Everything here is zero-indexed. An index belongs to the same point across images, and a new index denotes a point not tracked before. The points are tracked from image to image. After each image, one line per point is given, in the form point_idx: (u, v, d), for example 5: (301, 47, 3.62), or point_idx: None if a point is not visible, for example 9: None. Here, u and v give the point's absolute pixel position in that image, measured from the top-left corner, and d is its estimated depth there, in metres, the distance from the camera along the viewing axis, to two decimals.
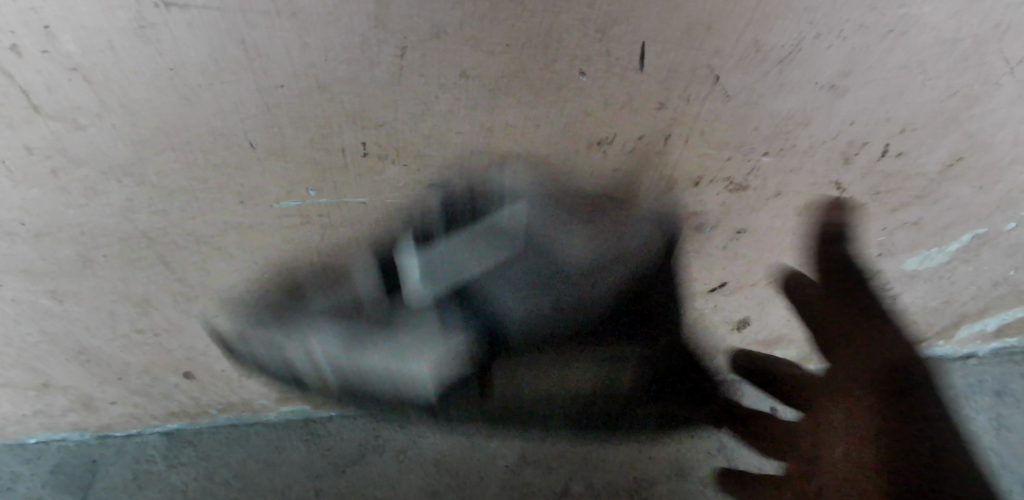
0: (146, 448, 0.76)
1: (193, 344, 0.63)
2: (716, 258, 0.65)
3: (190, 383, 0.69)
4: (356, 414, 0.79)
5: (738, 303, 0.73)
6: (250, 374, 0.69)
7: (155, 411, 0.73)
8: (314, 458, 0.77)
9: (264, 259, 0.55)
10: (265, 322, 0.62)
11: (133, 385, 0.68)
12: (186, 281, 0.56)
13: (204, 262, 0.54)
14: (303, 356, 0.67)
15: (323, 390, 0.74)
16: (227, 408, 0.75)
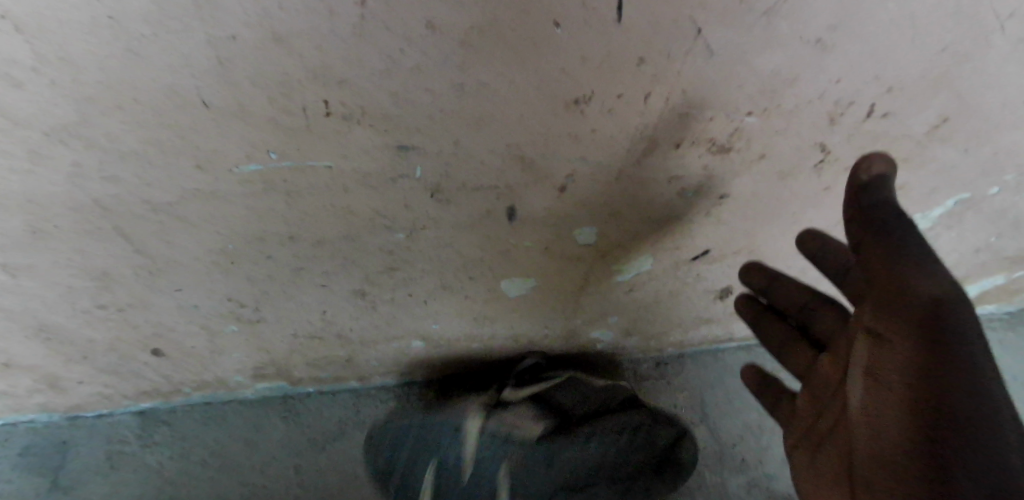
0: (119, 429, 0.74)
1: (159, 319, 0.61)
2: (698, 226, 0.64)
3: (160, 360, 0.67)
4: (335, 390, 0.79)
5: (723, 272, 0.72)
6: (223, 351, 0.67)
7: (125, 390, 0.71)
8: (293, 434, 0.76)
9: (230, 229, 0.52)
10: (234, 295, 0.59)
11: (100, 363, 0.65)
12: (146, 253, 0.53)
13: (165, 233, 0.51)
14: (278, 331, 0.65)
15: (300, 365, 0.73)
16: (202, 386, 0.73)
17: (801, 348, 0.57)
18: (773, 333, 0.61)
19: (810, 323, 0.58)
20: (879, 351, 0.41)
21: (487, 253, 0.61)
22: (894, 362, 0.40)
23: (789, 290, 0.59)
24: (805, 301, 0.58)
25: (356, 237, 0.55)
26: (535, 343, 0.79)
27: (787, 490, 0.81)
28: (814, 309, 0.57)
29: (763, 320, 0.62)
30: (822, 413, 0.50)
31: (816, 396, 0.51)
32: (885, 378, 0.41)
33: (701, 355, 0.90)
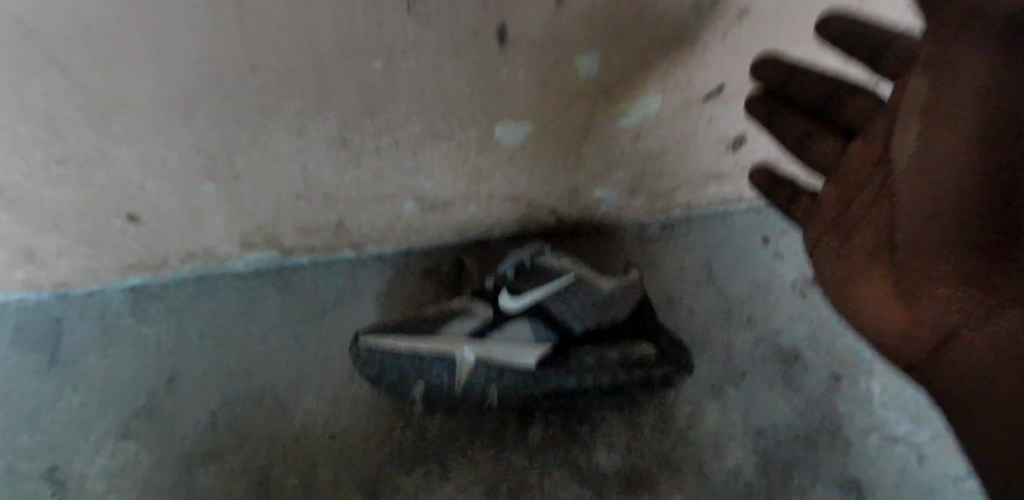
0: (111, 304, 0.75)
1: (126, 179, 0.57)
2: (711, 50, 0.57)
3: (137, 228, 0.64)
4: (331, 261, 0.79)
5: (738, 113, 0.67)
6: (202, 216, 0.64)
7: (110, 263, 0.70)
8: (290, 304, 0.76)
9: (179, 61, 0.45)
10: (203, 146, 0.54)
11: (75, 232, 0.63)
12: (90, 94, 0.47)
13: (105, 67, 0.44)
14: (257, 191, 0.62)
15: (288, 234, 0.70)
16: (189, 257, 0.72)
17: (821, 136, 0.53)
18: (789, 131, 0.56)
19: (835, 113, 0.54)
20: (936, 130, 0.37)
21: (477, 88, 0.54)
22: (951, 143, 0.35)
23: (813, 79, 0.54)
24: (834, 89, 0.53)
25: (325, 65, 0.48)
26: (535, 205, 0.76)
27: (793, 342, 0.79)
28: (845, 96, 0.53)
29: (779, 118, 0.58)
30: (858, 202, 0.49)
31: (850, 185, 0.50)
32: (936, 162, 0.37)
33: (709, 218, 0.89)
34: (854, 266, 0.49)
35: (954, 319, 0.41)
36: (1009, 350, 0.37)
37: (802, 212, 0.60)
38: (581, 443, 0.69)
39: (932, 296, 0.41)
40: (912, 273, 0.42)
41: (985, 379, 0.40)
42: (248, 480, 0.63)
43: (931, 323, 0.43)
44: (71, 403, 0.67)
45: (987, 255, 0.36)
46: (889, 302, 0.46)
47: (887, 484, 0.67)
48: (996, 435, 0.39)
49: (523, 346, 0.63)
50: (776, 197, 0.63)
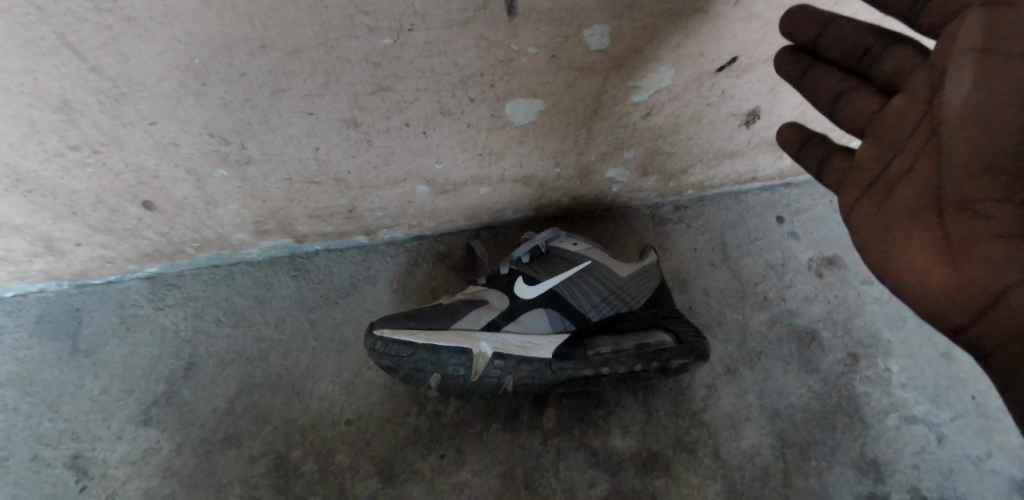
0: (128, 293, 0.76)
1: (141, 162, 0.57)
2: (727, 20, 0.55)
3: (153, 215, 0.65)
4: (344, 247, 0.79)
5: (751, 87, 0.66)
6: (217, 200, 0.65)
7: (127, 252, 0.71)
8: (304, 290, 0.76)
9: (189, 34, 0.44)
10: (215, 130, 0.55)
11: (92, 220, 0.64)
12: (103, 73, 0.47)
13: (116, 43, 0.44)
14: (271, 174, 0.62)
15: (301, 219, 0.72)
16: (204, 244, 0.73)
17: (858, 94, 0.53)
18: (822, 88, 0.55)
19: (870, 70, 0.53)
20: (1001, 62, 0.42)
21: (486, 66, 0.54)
22: (1020, 66, 0.41)
23: (845, 33, 0.52)
24: (869, 45, 0.52)
25: (335, 44, 0.48)
26: (545, 186, 0.76)
27: (810, 323, 0.77)
28: (880, 53, 0.52)
29: (811, 75, 0.56)
30: (896, 160, 0.49)
31: (889, 144, 0.50)
32: (1010, 89, 0.41)
33: (722, 198, 0.88)
34: (888, 227, 0.47)
35: (1011, 267, 0.38)
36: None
37: (831, 182, 0.56)
38: (597, 426, 0.68)
39: (990, 238, 0.40)
40: (967, 217, 0.42)
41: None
42: (265, 465, 0.63)
43: (982, 277, 0.39)
44: (92, 389, 0.68)
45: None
46: (928, 262, 0.43)
47: (906, 466, 0.66)
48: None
49: (542, 339, 0.63)
50: (805, 163, 0.59)
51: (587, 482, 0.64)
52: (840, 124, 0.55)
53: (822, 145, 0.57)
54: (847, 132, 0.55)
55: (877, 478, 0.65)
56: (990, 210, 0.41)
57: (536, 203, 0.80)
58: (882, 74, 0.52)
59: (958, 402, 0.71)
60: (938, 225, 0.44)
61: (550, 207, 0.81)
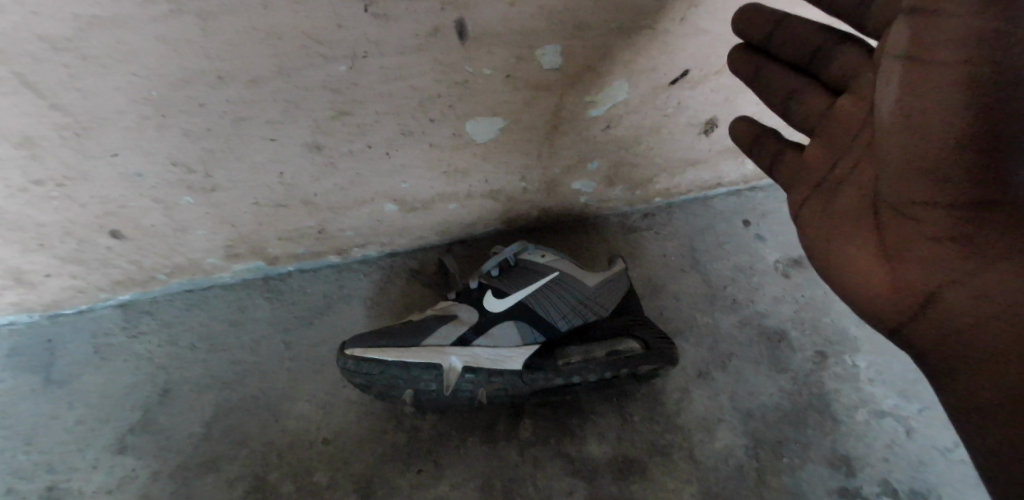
0: (102, 322, 0.76)
1: (106, 193, 0.58)
2: (675, 36, 0.57)
3: (123, 244, 0.66)
4: (317, 267, 0.80)
5: (706, 98, 0.68)
6: (187, 227, 0.66)
7: (99, 281, 0.72)
8: (278, 311, 0.77)
9: (146, 70, 0.45)
10: (179, 159, 0.56)
11: (61, 252, 0.65)
12: (63, 109, 0.47)
13: (75, 80, 0.45)
14: (238, 200, 0.63)
15: (272, 242, 0.72)
16: (177, 270, 0.74)
17: (807, 94, 0.55)
18: (774, 87, 0.56)
19: (821, 68, 0.54)
20: (921, 73, 0.36)
21: (443, 88, 0.55)
22: (941, 80, 0.35)
23: (797, 34, 0.54)
24: (819, 44, 0.54)
25: (293, 72, 0.49)
26: (513, 199, 0.77)
27: (779, 324, 0.79)
28: (829, 52, 0.53)
29: (765, 75, 0.57)
30: (841, 160, 0.50)
31: (836, 143, 0.51)
32: (923, 107, 0.37)
33: (689, 204, 0.90)
34: (832, 225, 0.50)
35: (945, 271, 0.40)
36: (1006, 294, 0.36)
37: (785, 175, 0.58)
38: (573, 435, 0.69)
39: (924, 245, 0.41)
40: (902, 221, 0.43)
41: (979, 331, 0.37)
42: (243, 488, 0.63)
43: (915, 282, 0.41)
44: (67, 420, 0.68)
45: (991, 186, 0.36)
46: (865, 262, 0.45)
47: (877, 459, 0.67)
48: (981, 386, 0.36)
49: (513, 351, 0.64)
50: (759, 158, 0.61)
51: (565, 489, 0.65)
52: (793, 122, 0.56)
53: (773, 139, 0.59)
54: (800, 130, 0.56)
55: (849, 473, 0.66)
56: (922, 216, 0.41)
57: (507, 216, 0.82)
58: (831, 73, 0.54)
59: (925, 396, 0.73)
60: (877, 228, 0.45)
61: (521, 219, 0.83)
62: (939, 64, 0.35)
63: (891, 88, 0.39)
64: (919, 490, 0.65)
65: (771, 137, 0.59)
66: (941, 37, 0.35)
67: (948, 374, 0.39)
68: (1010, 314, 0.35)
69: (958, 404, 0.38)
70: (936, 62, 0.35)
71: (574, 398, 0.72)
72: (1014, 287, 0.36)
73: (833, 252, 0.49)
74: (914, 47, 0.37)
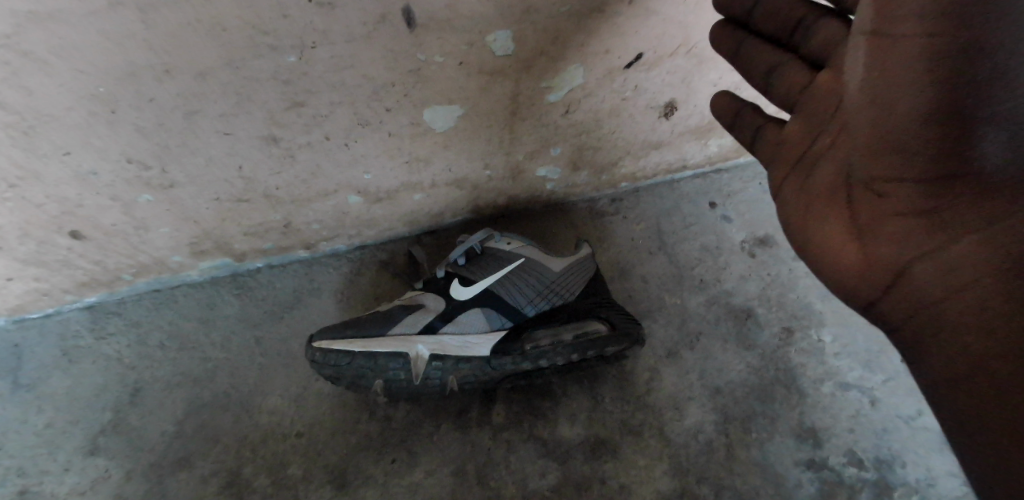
0: (69, 324, 0.75)
1: (61, 193, 0.58)
2: (625, 18, 0.57)
3: (83, 244, 0.66)
4: (286, 262, 0.80)
5: (662, 80, 0.69)
6: (148, 224, 0.66)
7: (63, 283, 0.72)
8: (247, 307, 0.77)
9: (89, 64, 0.45)
10: (133, 156, 0.56)
11: (21, 253, 0.64)
12: (7, 107, 0.47)
13: (17, 78, 0.45)
14: (198, 196, 0.64)
15: (237, 237, 0.73)
16: (143, 268, 0.74)
17: (788, 67, 0.54)
18: (755, 61, 0.56)
19: (802, 42, 0.54)
20: (886, 46, 0.38)
21: (396, 76, 0.55)
22: (902, 52, 0.37)
23: (776, 6, 0.54)
24: (801, 17, 0.53)
25: (241, 64, 0.49)
26: (478, 187, 0.78)
27: (745, 302, 0.80)
28: (811, 25, 0.53)
29: (745, 49, 0.57)
30: (819, 135, 0.48)
31: (813, 117, 0.49)
32: (890, 78, 0.38)
33: (656, 187, 0.91)
34: (806, 201, 0.48)
35: (913, 245, 0.39)
36: (974, 269, 0.35)
37: (764, 150, 0.56)
38: (545, 418, 0.69)
39: (893, 220, 0.40)
40: (872, 200, 0.42)
41: (950, 307, 0.36)
42: (217, 484, 0.64)
43: (885, 256, 0.40)
44: (35, 424, 0.68)
45: (955, 160, 0.37)
46: (837, 237, 0.44)
47: (843, 430, 0.69)
48: (955, 361, 0.35)
49: (479, 337, 0.65)
50: (738, 132, 0.59)
51: (538, 472, 0.66)
52: (773, 99, 0.56)
53: (754, 114, 0.57)
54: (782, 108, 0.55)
55: (815, 444, 0.68)
56: (890, 193, 0.41)
57: (473, 205, 0.83)
58: (811, 47, 0.53)
59: (887, 365, 0.74)
60: (846, 204, 0.44)
61: (488, 206, 0.84)
62: (901, 38, 0.37)
63: (857, 62, 0.41)
64: (883, 458, 0.67)
65: (752, 111, 0.58)
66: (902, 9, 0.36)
67: (919, 348, 0.38)
68: (980, 289, 0.34)
69: (934, 379, 0.37)
70: (896, 41, 0.37)
71: (546, 382, 0.72)
72: (983, 260, 0.34)
73: (806, 229, 0.47)
74: (877, 24, 0.38)
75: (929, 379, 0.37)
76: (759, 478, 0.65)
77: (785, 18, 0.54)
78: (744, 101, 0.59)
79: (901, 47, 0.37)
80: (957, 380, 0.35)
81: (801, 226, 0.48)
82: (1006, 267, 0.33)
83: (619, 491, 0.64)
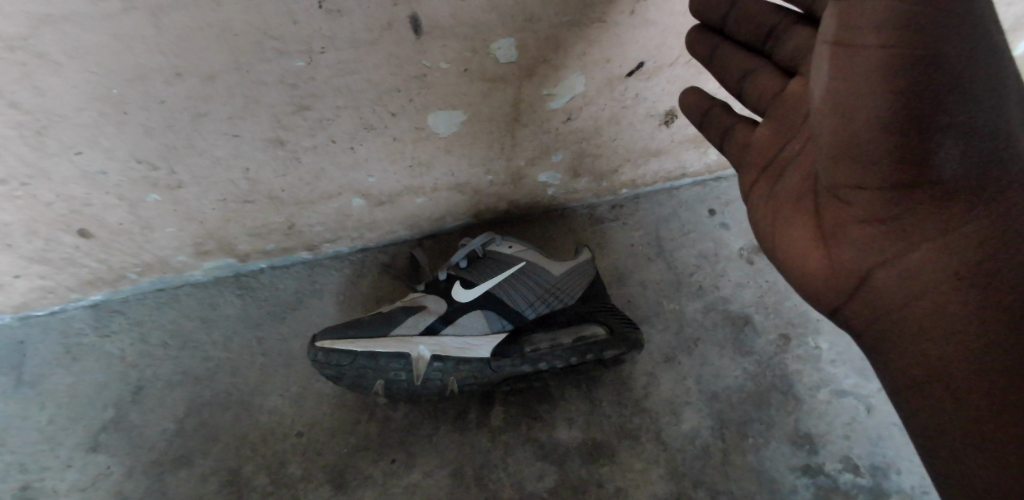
0: (72, 322, 0.76)
1: (70, 192, 0.59)
2: (625, 28, 0.58)
3: (89, 242, 0.67)
4: (289, 263, 0.81)
5: (661, 88, 0.70)
6: (153, 224, 0.67)
7: (68, 281, 0.72)
8: (249, 307, 0.78)
9: (100, 66, 0.46)
10: (142, 156, 0.57)
11: (28, 251, 0.65)
12: (19, 107, 0.48)
13: (30, 79, 0.46)
14: (204, 196, 0.65)
15: (240, 238, 0.74)
16: (146, 267, 0.75)
17: (760, 74, 0.55)
18: (730, 67, 0.57)
19: (774, 49, 0.55)
20: (851, 58, 0.34)
21: (400, 81, 0.56)
22: (866, 64, 0.33)
23: (751, 12, 0.55)
24: (774, 24, 0.55)
25: (249, 68, 0.50)
26: (479, 192, 0.79)
27: (742, 308, 0.81)
28: (783, 32, 0.54)
29: (720, 55, 0.58)
30: (790, 143, 0.50)
31: (785, 127, 0.51)
32: (852, 92, 0.35)
33: (655, 194, 0.92)
34: (777, 207, 0.48)
35: (878, 252, 0.40)
36: (936, 274, 0.37)
37: (734, 151, 0.57)
38: (542, 421, 0.70)
39: (856, 228, 0.40)
40: (836, 206, 0.42)
41: (913, 311, 0.38)
42: (217, 482, 0.64)
43: (851, 262, 0.41)
44: (38, 421, 0.69)
45: (915, 170, 0.35)
46: (805, 245, 0.44)
47: (838, 436, 0.69)
48: (920, 362, 0.37)
49: (479, 339, 0.66)
50: (708, 132, 0.60)
51: (535, 474, 0.66)
52: (744, 102, 0.57)
53: (723, 113, 0.58)
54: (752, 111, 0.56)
55: (811, 450, 0.68)
56: (853, 201, 0.40)
57: (475, 210, 0.84)
58: (782, 54, 0.55)
59: None
60: (814, 211, 0.44)
61: (489, 210, 0.85)
62: (870, 50, 0.33)
63: (817, 69, 0.37)
64: (879, 465, 0.68)
65: (721, 111, 0.58)
66: (872, 19, 0.32)
67: (885, 349, 0.40)
68: (944, 296, 0.36)
69: (898, 379, 0.39)
70: (858, 55, 0.33)
71: (544, 386, 0.73)
72: (943, 265, 0.37)
73: (776, 235, 0.48)
74: (841, 31, 0.34)
75: (892, 381, 0.40)
76: (755, 484, 0.66)
77: (758, 25, 0.55)
78: (714, 101, 0.60)
79: (864, 63, 0.33)
80: (920, 383, 0.37)
81: (771, 232, 0.49)
82: (964, 275, 0.36)
83: (615, 494, 0.65)
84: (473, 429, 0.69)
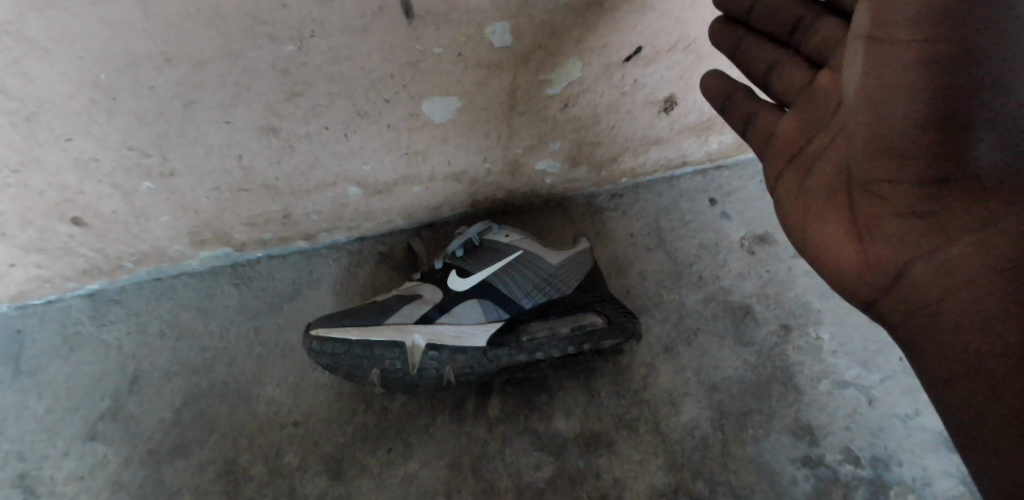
0: (70, 312, 0.76)
1: (63, 180, 0.58)
2: (623, 12, 0.57)
3: (84, 232, 0.67)
4: (286, 253, 0.81)
5: (662, 75, 0.69)
6: (148, 213, 0.67)
7: (65, 271, 0.72)
8: (246, 297, 0.77)
9: (89, 51, 0.46)
10: (134, 144, 0.57)
11: (22, 240, 0.65)
12: (9, 94, 0.48)
13: (18, 64, 0.45)
14: (197, 185, 0.64)
15: (236, 227, 0.73)
16: (143, 257, 0.75)
17: (788, 66, 0.54)
18: (756, 60, 0.56)
19: (801, 42, 0.54)
20: (881, 54, 0.34)
21: (394, 68, 0.56)
22: (898, 59, 0.33)
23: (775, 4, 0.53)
24: (800, 16, 0.53)
25: (239, 54, 0.49)
26: (477, 181, 0.79)
27: (743, 299, 0.80)
28: (809, 25, 0.53)
29: (744, 48, 0.57)
30: (820, 134, 0.49)
31: (813, 119, 0.50)
32: (885, 87, 0.35)
33: (656, 184, 0.91)
34: (808, 201, 0.48)
35: (913, 245, 0.39)
36: (972, 270, 0.35)
37: (758, 140, 0.56)
38: (541, 412, 0.70)
39: (892, 222, 0.40)
40: (871, 200, 0.42)
41: (949, 306, 0.36)
42: (213, 472, 0.64)
43: (884, 257, 0.41)
44: (36, 410, 0.69)
45: (952, 165, 0.35)
46: (838, 239, 0.44)
47: (839, 428, 0.69)
48: (953, 360, 0.35)
49: (475, 328, 0.66)
50: (730, 119, 0.58)
51: (533, 465, 0.66)
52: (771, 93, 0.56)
53: (746, 100, 0.56)
54: (779, 102, 0.56)
55: (812, 442, 0.68)
56: (889, 195, 0.40)
57: (473, 200, 0.83)
58: (810, 46, 0.53)
59: (887, 365, 0.74)
60: (848, 205, 0.44)
61: (487, 200, 0.84)
62: (904, 45, 0.33)
63: (850, 64, 0.37)
64: (880, 457, 0.67)
65: (745, 97, 0.57)
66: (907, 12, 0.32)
67: (917, 343, 0.39)
68: (979, 292, 0.34)
69: (930, 376, 0.37)
70: (889, 51, 0.34)
71: (541, 376, 0.73)
72: (981, 259, 0.35)
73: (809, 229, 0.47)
74: (876, 25, 0.34)
75: (921, 382, 0.38)
76: (755, 476, 0.65)
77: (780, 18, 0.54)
78: (736, 86, 0.58)
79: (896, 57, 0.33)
80: (951, 380, 0.35)
81: (804, 224, 0.48)
82: (1000, 271, 0.34)
83: (613, 485, 0.64)
84: (470, 419, 0.69)
